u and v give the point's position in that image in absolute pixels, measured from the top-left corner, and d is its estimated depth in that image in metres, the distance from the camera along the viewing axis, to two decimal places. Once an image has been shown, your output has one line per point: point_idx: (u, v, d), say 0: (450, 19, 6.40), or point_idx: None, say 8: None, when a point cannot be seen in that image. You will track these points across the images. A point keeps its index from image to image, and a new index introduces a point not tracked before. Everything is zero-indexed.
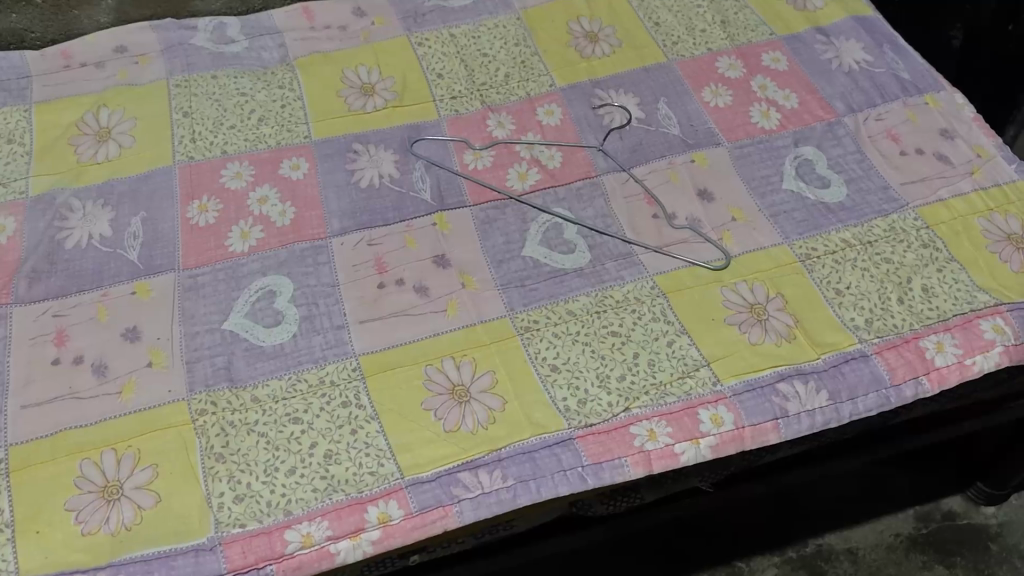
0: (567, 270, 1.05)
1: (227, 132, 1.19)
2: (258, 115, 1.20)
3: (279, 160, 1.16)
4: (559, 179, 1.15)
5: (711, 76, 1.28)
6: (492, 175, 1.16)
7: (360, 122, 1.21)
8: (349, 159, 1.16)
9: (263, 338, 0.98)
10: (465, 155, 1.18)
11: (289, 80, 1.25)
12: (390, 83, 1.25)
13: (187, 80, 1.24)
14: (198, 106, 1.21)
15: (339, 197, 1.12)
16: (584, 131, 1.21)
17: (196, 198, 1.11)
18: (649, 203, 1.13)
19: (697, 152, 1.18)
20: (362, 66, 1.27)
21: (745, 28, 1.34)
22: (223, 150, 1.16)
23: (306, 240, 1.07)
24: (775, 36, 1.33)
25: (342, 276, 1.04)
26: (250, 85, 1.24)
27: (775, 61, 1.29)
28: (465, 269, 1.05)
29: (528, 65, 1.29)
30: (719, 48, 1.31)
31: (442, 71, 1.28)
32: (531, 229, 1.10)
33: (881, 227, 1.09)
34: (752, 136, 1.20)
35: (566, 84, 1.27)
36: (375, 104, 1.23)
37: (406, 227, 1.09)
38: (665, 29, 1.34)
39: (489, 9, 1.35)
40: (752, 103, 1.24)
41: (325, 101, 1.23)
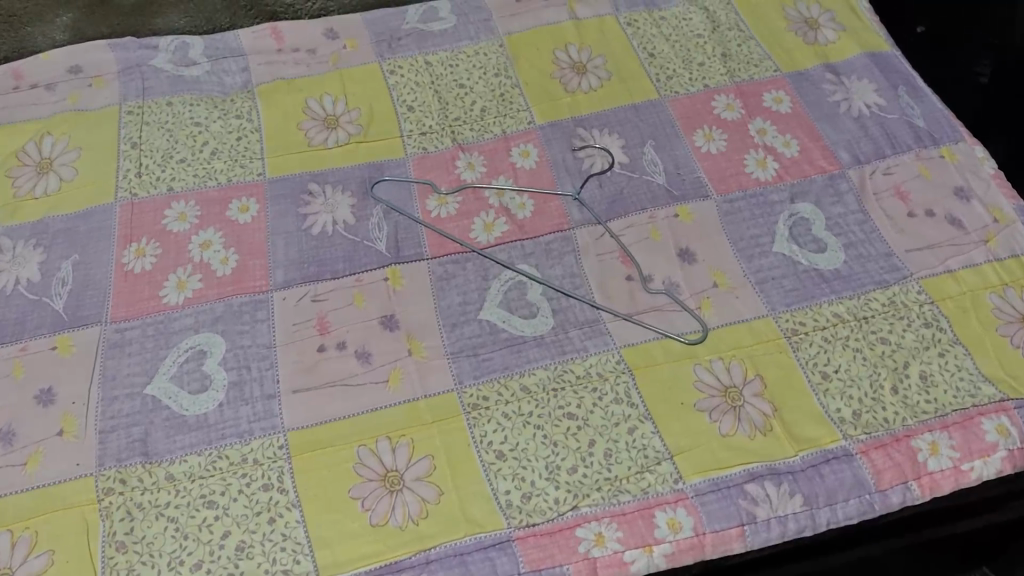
0: (527, 338, 0.96)
1: (176, 165, 1.10)
2: (211, 148, 1.12)
3: (227, 201, 1.07)
4: (528, 231, 1.06)
5: (705, 117, 1.17)
6: (456, 224, 1.06)
7: (319, 159, 1.12)
8: (303, 201, 1.08)
9: (186, 406, 0.90)
10: (429, 200, 1.09)
11: (248, 109, 1.16)
12: (355, 115, 1.17)
13: (139, 107, 1.17)
14: (149, 136, 1.13)
15: (288, 244, 1.04)
16: (560, 175, 1.11)
17: (134, 240, 1.04)
18: (626, 263, 1.03)
19: (682, 205, 1.07)
20: (328, 95, 1.18)
21: (748, 62, 1.23)
22: (169, 187, 1.08)
23: (246, 293, 0.99)
24: (779, 72, 1.21)
25: (280, 336, 0.96)
26: (205, 114, 1.16)
27: (777, 102, 1.18)
28: (414, 333, 0.96)
29: (507, 98, 1.19)
30: (718, 84, 1.20)
31: (413, 103, 1.18)
32: (492, 288, 1.00)
33: (879, 301, 0.98)
34: (744, 188, 1.09)
35: (545, 121, 1.17)
36: (338, 138, 1.14)
37: (356, 281, 1.00)
38: (660, 60, 1.23)
39: (470, 34, 1.26)
40: (747, 149, 1.13)
41: (284, 133, 1.14)
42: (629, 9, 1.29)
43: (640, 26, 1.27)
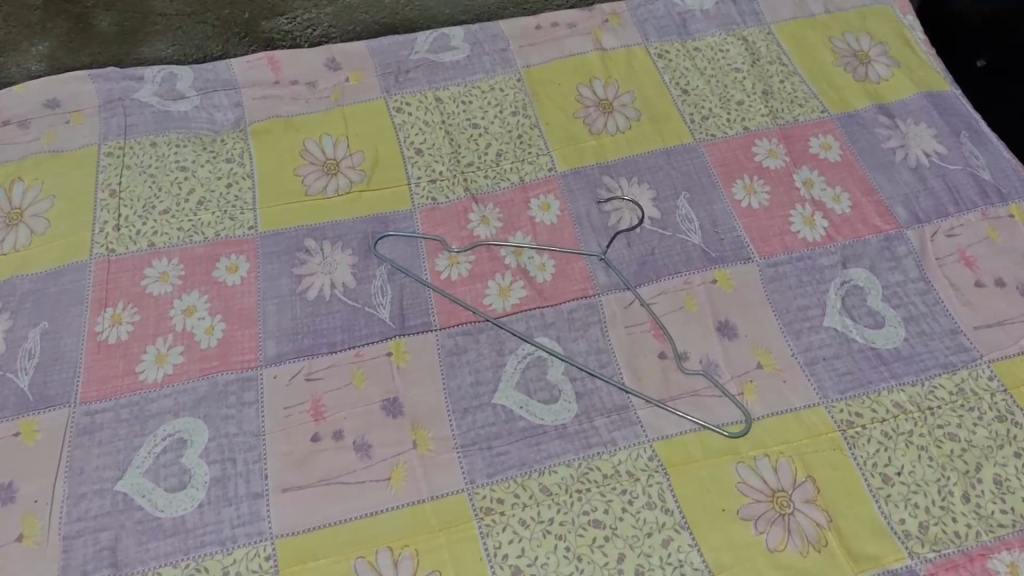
0: (547, 426, 0.86)
1: (159, 217, 1.00)
2: (197, 196, 1.02)
3: (214, 259, 0.97)
4: (548, 297, 0.95)
5: (745, 165, 1.05)
6: (467, 288, 0.95)
7: (317, 210, 1.01)
8: (299, 259, 0.97)
9: (161, 506, 0.80)
10: (438, 259, 0.98)
11: (239, 152, 1.06)
12: (358, 159, 1.06)
13: (121, 148, 1.06)
14: (129, 183, 1.02)
15: (281, 310, 0.93)
16: (584, 232, 1.00)
17: (110, 305, 0.93)
18: (659, 339, 0.92)
19: (720, 270, 0.96)
20: (327, 135, 1.07)
21: (792, 102, 1.11)
22: (150, 242, 0.98)
23: (232, 369, 0.88)
24: (827, 113, 1.10)
25: (268, 422, 0.85)
26: (192, 157, 1.05)
27: (825, 148, 1.07)
28: (419, 420, 0.85)
29: (525, 141, 1.08)
30: (759, 126, 1.09)
31: (422, 145, 1.07)
32: (507, 366, 0.90)
33: (945, 388, 0.87)
34: (790, 250, 0.98)
35: (568, 168, 1.06)
36: (338, 186, 1.03)
37: (355, 356, 0.90)
38: (694, 98, 1.12)
39: (485, 66, 1.15)
40: (793, 203, 1.02)
41: (278, 180, 1.03)
42: (660, 38, 1.18)
43: (673, 58, 1.16)
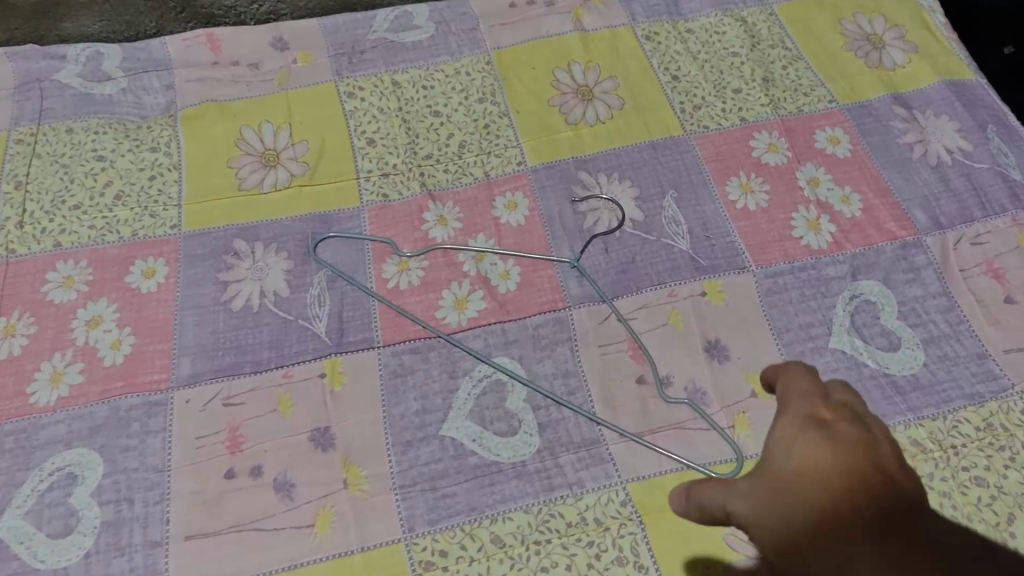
0: (503, 464, 0.73)
1: (69, 213, 0.87)
2: (114, 190, 0.89)
3: (129, 262, 0.84)
4: (511, 310, 0.82)
5: (741, 161, 0.93)
6: (418, 298, 0.83)
7: (250, 207, 0.89)
8: (226, 263, 0.84)
9: (40, 556, 0.67)
10: (385, 265, 0.85)
11: (166, 140, 0.93)
12: (301, 150, 0.93)
13: (33, 134, 0.93)
14: (38, 174, 0.90)
15: (200, 323, 0.80)
16: (555, 235, 0.88)
17: (2, 314, 0.80)
18: (638, 362, 0.79)
19: (710, 281, 0.84)
20: (268, 122, 0.95)
21: (795, 91, 0.98)
22: (56, 242, 0.85)
23: (138, 392, 0.76)
24: (835, 103, 0.97)
25: (176, 455, 0.72)
26: (112, 145, 0.92)
27: (832, 142, 0.94)
28: (352, 453, 0.73)
29: (492, 131, 0.95)
30: (758, 117, 0.96)
31: (375, 134, 0.95)
32: (459, 392, 0.77)
33: (971, 424, 0.74)
34: (791, 258, 0.85)
35: (540, 162, 0.93)
36: (276, 179, 0.91)
37: (283, 376, 0.77)
38: (685, 86, 0.99)
39: (451, 47, 1.02)
40: (796, 204, 0.89)
41: (209, 173, 0.91)
42: (648, 19, 1.05)
43: (662, 41, 1.03)
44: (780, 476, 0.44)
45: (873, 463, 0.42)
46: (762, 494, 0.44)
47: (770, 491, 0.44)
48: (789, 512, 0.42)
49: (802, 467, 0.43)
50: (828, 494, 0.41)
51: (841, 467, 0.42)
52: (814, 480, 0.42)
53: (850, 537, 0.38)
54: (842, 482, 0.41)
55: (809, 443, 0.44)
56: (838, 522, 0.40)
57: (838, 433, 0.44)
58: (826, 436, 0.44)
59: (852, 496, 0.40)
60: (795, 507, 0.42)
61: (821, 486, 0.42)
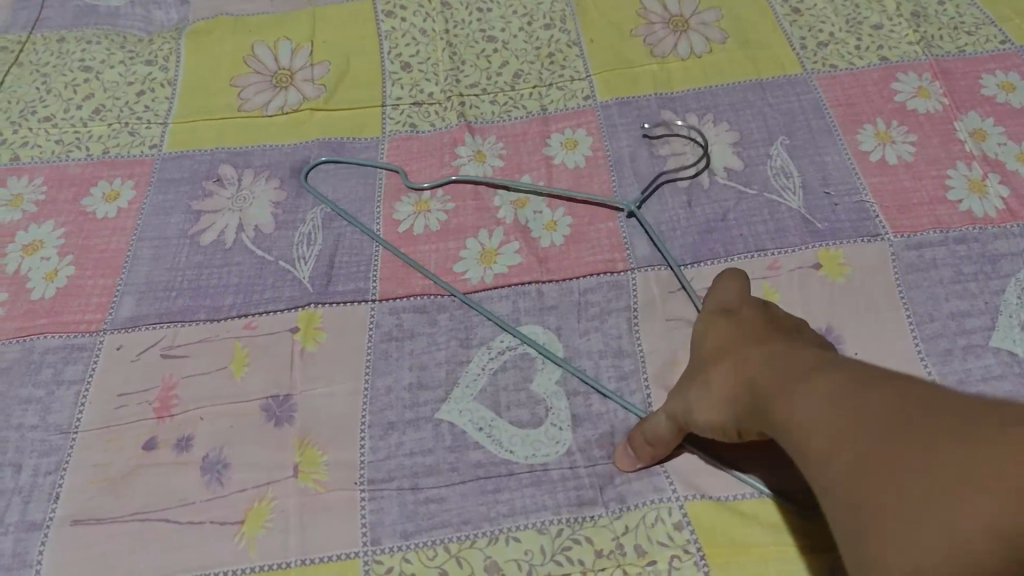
0: (517, 465, 0.52)
1: (35, 126, 0.73)
2: (94, 104, 0.74)
3: (90, 183, 0.69)
4: (553, 268, 0.62)
5: (878, 106, 0.70)
6: (434, 247, 0.64)
7: (248, 131, 0.72)
8: (204, 191, 0.67)
9: None
10: (399, 204, 0.66)
11: (166, 54, 0.78)
12: (319, 72, 0.76)
13: (19, 42, 0.80)
14: (13, 81, 0.76)
15: (158, 258, 0.63)
16: (622, 183, 0.67)
17: None
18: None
19: (828, 250, 0.61)
20: (286, 39, 0.78)
21: (956, 29, 0.75)
22: (14, 155, 0.71)
23: (62, 333, 0.59)
24: (1009, 44, 0.74)
25: (89, 414, 0.55)
26: (102, 56, 0.78)
27: (1006, 89, 0.70)
28: (312, 431, 0.54)
29: (557, 62, 0.76)
30: (903, 57, 0.74)
31: (412, 58, 0.77)
32: (470, 365, 0.57)
33: None
34: (944, 227, 0.62)
35: (612, 98, 0.73)
36: (285, 102, 0.74)
37: (244, 327, 0.59)
38: (808, 20, 0.78)
39: None
40: (953, 160, 0.66)
41: (207, 91, 0.75)
42: None
43: None
44: (702, 364, 0.47)
45: (779, 330, 0.46)
46: (686, 388, 0.47)
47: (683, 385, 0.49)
48: (708, 396, 0.45)
49: (716, 349, 0.47)
50: (741, 377, 0.43)
51: (745, 342, 0.45)
52: (726, 355, 0.46)
53: (760, 396, 0.42)
54: (744, 347, 0.45)
55: (719, 330, 0.48)
56: (751, 397, 0.42)
57: (744, 315, 0.48)
58: (732, 320, 0.48)
59: (753, 360, 0.43)
60: (715, 397, 0.45)
61: (721, 358, 0.46)
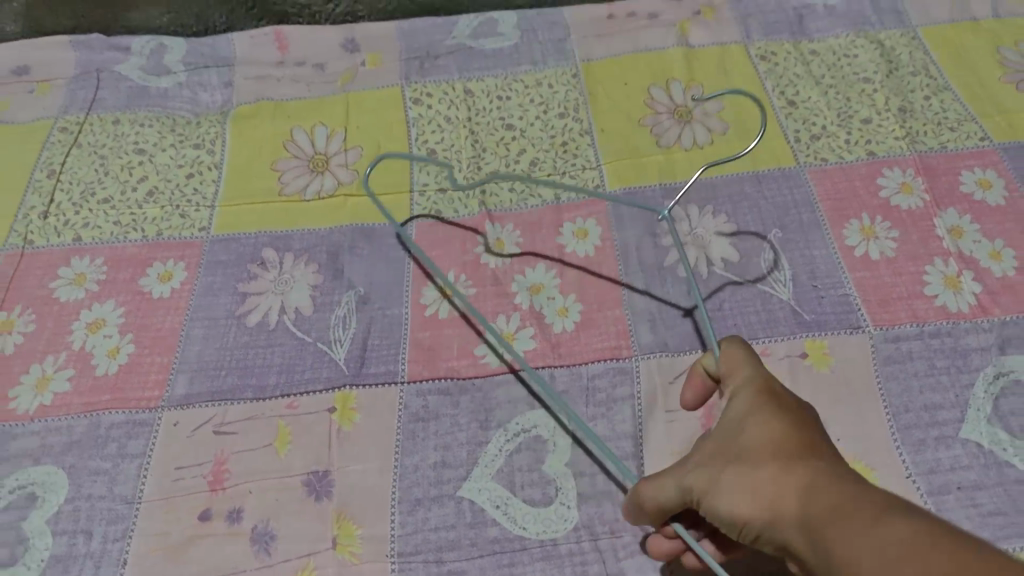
0: (529, 541, 0.59)
1: (95, 207, 0.80)
2: (147, 186, 0.81)
3: (145, 264, 0.76)
4: (564, 354, 0.69)
5: (865, 201, 0.76)
6: (457, 330, 0.70)
7: (288, 215, 0.79)
8: (248, 273, 0.75)
9: None
10: (425, 288, 0.73)
11: (212, 137, 0.85)
12: (352, 157, 0.83)
13: (78, 123, 0.87)
14: (73, 163, 0.83)
15: (208, 338, 0.70)
16: (629, 271, 0.74)
17: (3, 309, 0.73)
18: (702, 387, 0.52)
19: (814, 341, 0.68)
20: (322, 125, 0.85)
21: (940, 125, 0.82)
22: (77, 235, 0.78)
23: (124, 408, 0.66)
24: (988, 142, 0.80)
25: (150, 486, 0.62)
26: (155, 139, 0.85)
27: (983, 186, 0.76)
28: (349, 506, 0.61)
29: (571, 151, 0.83)
30: (890, 152, 0.80)
31: (438, 145, 0.84)
32: (488, 446, 0.63)
33: None
34: (920, 321, 0.68)
35: (621, 187, 0.80)
36: (322, 187, 0.81)
37: (286, 407, 0.66)
38: (803, 112, 0.84)
39: (535, 57, 0.90)
40: (930, 256, 0.72)
41: (250, 174, 0.82)
42: (766, 37, 0.91)
43: (781, 62, 0.89)
44: (736, 451, 0.42)
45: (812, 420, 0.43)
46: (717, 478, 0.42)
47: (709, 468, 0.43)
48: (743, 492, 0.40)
49: (754, 445, 0.42)
50: (782, 483, 0.39)
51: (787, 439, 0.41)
52: (768, 454, 0.41)
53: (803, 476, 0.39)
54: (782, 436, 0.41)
55: (758, 422, 0.43)
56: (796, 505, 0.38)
57: (780, 402, 0.44)
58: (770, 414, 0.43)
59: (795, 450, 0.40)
60: (754, 494, 0.40)
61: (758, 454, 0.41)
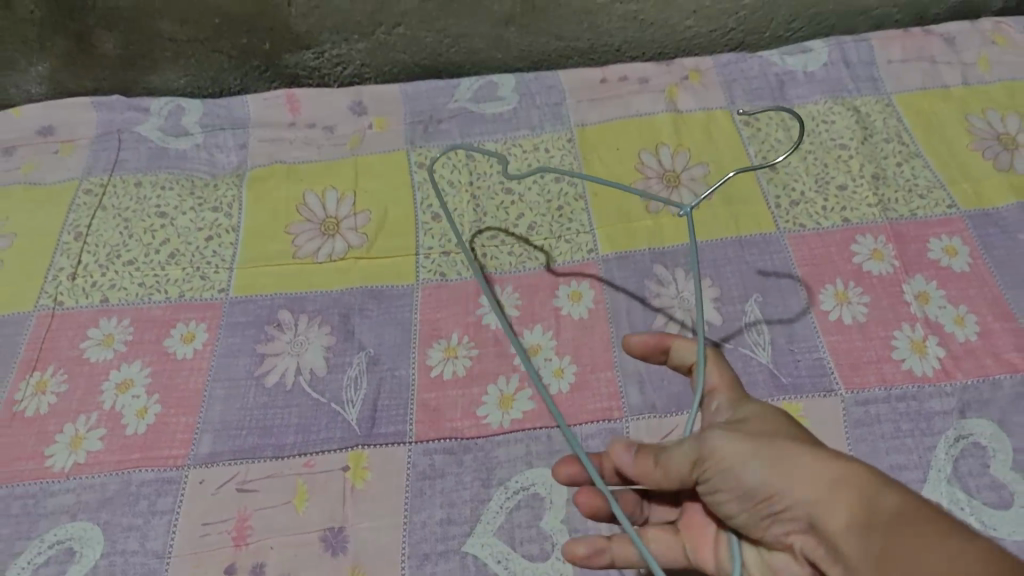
0: None
1: (121, 269, 0.85)
2: (170, 248, 0.87)
3: (169, 326, 0.81)
4: (560, 414, 0.74)
5: (839, 266, 0.82)
6: (461, 391, 0.76)
7: (302, 277, 0.84)
8: (266, 335, 0.80)
9: None
10: (430, 350, 0.79)
11: (230, 200, 0.91)
12: (362, 221, 0.88)
13: (102, 185, 0.93)
14: (99, 225, 0.89)
15: (229, 398, 0.76)
16: (619, 334, 0.79)
17: (38, 370, 0.78)
18: (647, 343, 0.63)
19: (790, 404, 0.73)
20: (332, 189, 0.91)
21: (910, 192, 0.88)
22: (104, 297, 0.83)
23: (153, 467, 0.72)
24: (955, 209, 0.86)
25: (179, 541, 0.68)
26: (176, 202, 0.91)
27: (949, 254, 0.82)
28: (363, 560, 0.66)
29: (566, 215, 0.89)
30: (863, 219, 0.86)
31: (441, 209, 0.90)
32: (491, 503, 0.69)
33: None
34: (888, 385, 0.74)
35: (612, 252, 0.85)
36: (333, 250, 0.86)
37: (304, 465, 0.71)
38: (783, 177, 0.90)
39: (532, 122, 0.96)
40: (899, 321, 0.78)
41: (266, 237, 0.88)
42: (749, 103, 0.97)
43: (763, 127, 0.95)
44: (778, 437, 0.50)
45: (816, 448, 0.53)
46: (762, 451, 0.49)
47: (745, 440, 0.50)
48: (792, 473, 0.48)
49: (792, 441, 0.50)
50: (835, 466, 0.47)
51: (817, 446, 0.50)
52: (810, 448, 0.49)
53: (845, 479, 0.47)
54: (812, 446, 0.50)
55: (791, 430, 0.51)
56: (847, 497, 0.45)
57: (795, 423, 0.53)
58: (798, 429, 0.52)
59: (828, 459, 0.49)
60: (804, 473, 0.47)
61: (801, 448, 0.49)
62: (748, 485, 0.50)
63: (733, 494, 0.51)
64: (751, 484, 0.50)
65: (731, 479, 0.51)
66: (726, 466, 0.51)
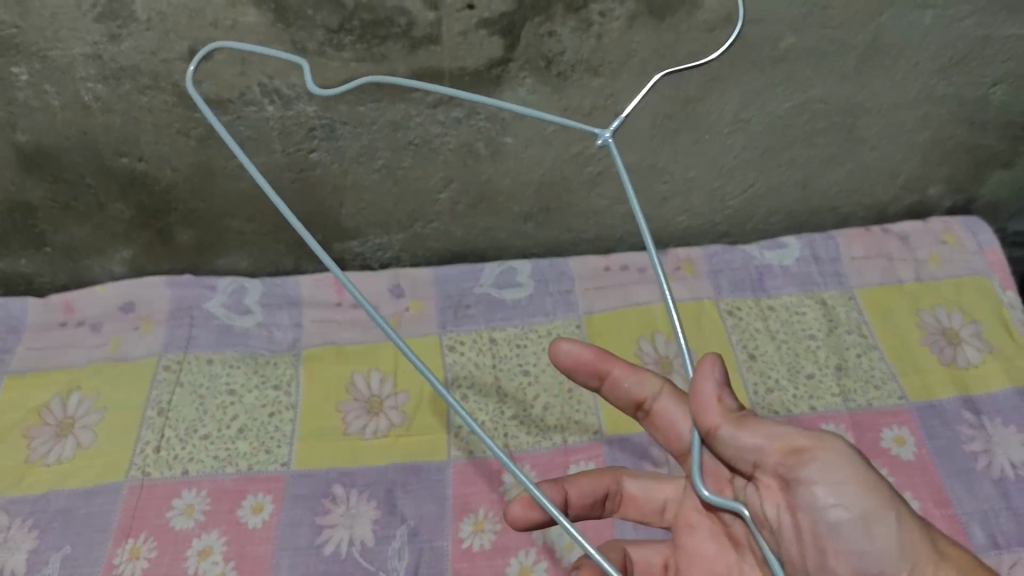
0: None
1: (198, 442, 1.01)
2: (239, 424, 1.03)
3: (241, 497, 0.96)
4: None
5: None
6: (487, 563, 0.91)
7: (352, 453, 1.00)
8: (323, 507, 0.95)
9: None
10: (462, 524, 0.94)
11: (288, 379, 1.07)
12: (401, 400, 1.04)
13: (179, 362, 1.09)
14: (178, 402, 1.05)
15: (293, 565, 0.91)
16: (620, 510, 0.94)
17: (131, 536, 0.93)
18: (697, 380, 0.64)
19: None
20: (376, 370, 1.07)
21: (867, 382, 1.04)
22: (185, 469, 0.98)
23: None
24: (904, 399, 1.02)
25: None
26: (242, 380, 1.07)
27: (898, 442, 0.98)
28: None
29: (574, 397, 1.04)
30: (828, 408, 1.01)
31: (469, 390, 1.05)
32: None
33: None
34: None
35: (615, 433, 1.01)
36: (377, 428, 1.02)
37: None
38: (761, 365, 1.06)
39: (546, 308, 1.13)
40: None
41: (320, 414, 1.03)
42: (733, 293, 1.13)
43: (743, 317, 1.11)
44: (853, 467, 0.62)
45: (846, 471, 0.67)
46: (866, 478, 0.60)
47: (859, 473, 0.60)
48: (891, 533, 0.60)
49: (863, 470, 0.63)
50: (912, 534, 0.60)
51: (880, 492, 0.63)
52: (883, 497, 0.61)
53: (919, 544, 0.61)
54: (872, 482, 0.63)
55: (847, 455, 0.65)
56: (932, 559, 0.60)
57: None
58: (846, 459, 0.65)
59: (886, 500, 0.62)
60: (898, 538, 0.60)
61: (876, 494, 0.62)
62: (869, 547, 0.60)
63: (847, 545, 0.60)
64: (874, 545, 0.59)
65: (850, 517, 0.59)
66: (846, 500, 0.59)
